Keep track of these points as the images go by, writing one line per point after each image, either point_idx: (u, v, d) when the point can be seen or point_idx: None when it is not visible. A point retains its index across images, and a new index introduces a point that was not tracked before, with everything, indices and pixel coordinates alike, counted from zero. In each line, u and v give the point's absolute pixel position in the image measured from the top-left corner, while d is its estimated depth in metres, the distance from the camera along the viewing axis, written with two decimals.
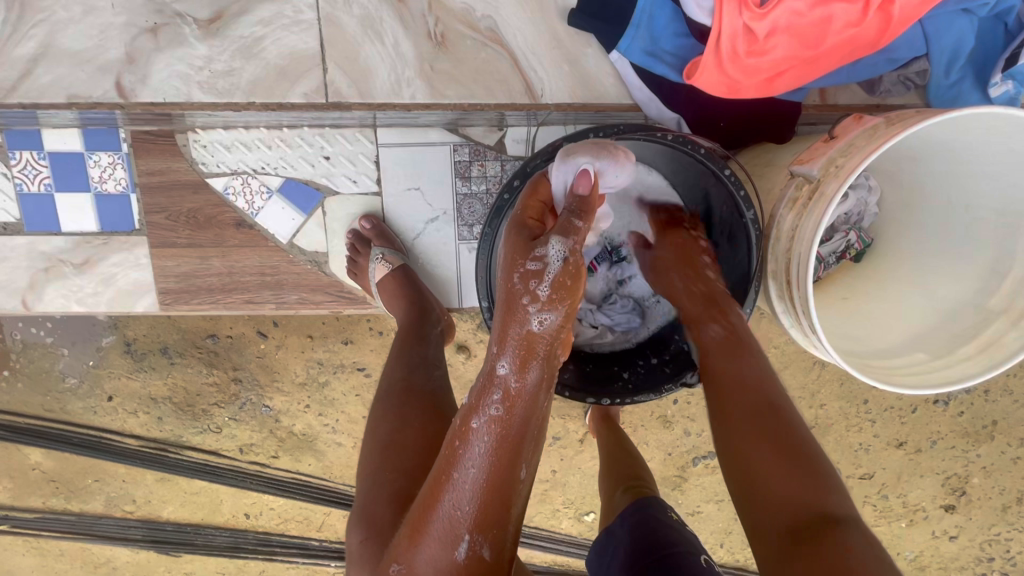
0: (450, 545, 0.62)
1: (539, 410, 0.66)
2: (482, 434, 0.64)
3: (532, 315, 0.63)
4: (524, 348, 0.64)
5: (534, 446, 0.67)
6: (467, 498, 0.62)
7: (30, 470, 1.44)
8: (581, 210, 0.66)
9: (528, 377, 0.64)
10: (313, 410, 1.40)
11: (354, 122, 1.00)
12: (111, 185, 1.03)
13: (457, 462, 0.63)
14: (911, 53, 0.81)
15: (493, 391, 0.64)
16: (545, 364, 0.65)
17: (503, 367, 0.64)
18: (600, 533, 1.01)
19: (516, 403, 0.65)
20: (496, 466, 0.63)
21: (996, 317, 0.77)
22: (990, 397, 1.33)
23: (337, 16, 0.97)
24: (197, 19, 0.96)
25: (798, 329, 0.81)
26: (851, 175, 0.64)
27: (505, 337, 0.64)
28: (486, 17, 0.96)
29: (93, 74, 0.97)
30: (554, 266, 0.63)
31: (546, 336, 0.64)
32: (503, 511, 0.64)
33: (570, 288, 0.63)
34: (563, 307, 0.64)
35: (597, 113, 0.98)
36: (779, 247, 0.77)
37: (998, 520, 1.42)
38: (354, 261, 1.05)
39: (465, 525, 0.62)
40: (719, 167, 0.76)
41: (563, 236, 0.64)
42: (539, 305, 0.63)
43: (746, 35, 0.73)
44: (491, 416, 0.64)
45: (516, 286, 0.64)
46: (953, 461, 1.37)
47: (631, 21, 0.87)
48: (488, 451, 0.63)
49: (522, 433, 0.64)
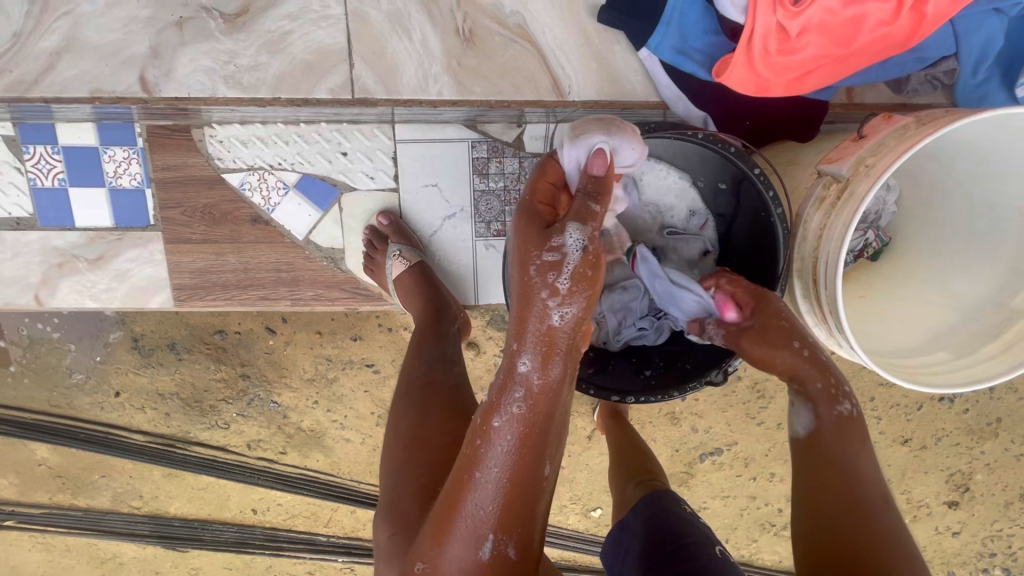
0: (473, 545, 0.62)
1: (563, 405, 0.63)
2: (504, 433, 0.61)
3: (553, 310, 0.59)
4: (545, 343, 0.60)
5: (559, 440, 0.65)
6: (489, 498, 0.61)
7: (37, 465, 1.43)
8: (597, 192, 0.62)
9: (548, 376, 0.61)
10: (321, 406, 1.40)
11: (374, 118, 1.00)
12: (125, 181, 1.02)
13: (478, 462, 0.62)
14: (940, 52, 0.81)
15: (515, 389, 0.61)
16: (570, 359, 0.62)
17: (525, 364, 0.61)
18: (612, 526, 1.01)
19: (540, 401, 0.61)
20: (519, 466, 0.62)
21: (1020, 315, 0.78)
22: (996, 394, 1.34)
23: (364, 11, 0.96)
24: (223, 13, 0.95)
25: (822, 328, 0.80)
26: (882, 176, 0.64)
27: (524, 332, 0.61)
28: (516, 14, 0.96)
29: (116, 69, 0.96)
30: (573, 256, 0.59)
31: (567, 331, 0.60)
32: (528, 509, 0.63)
33: (591, 278, 0.59)
34: (584, 299, 0.60)
35: (622, 111, 0.98)
36: (806, 246, 0.76)
37: (1000, 516, 1.43)
38: (371, 258, 1.04)
39: (489, 525, 0.62)
40: (750, 166, 0.77)
41: (581, 221, 0.60)
42: (559, 299, 0.59)
43: (778, 34, 0.73)
44: (512, 415, 0.61)
45: (532, 280, 0.60)
46: (957, 457, 1.38)
47: (662, 19, 0.86)
48: (511, 451, 0.61)
49: (546, 430, 0.62)
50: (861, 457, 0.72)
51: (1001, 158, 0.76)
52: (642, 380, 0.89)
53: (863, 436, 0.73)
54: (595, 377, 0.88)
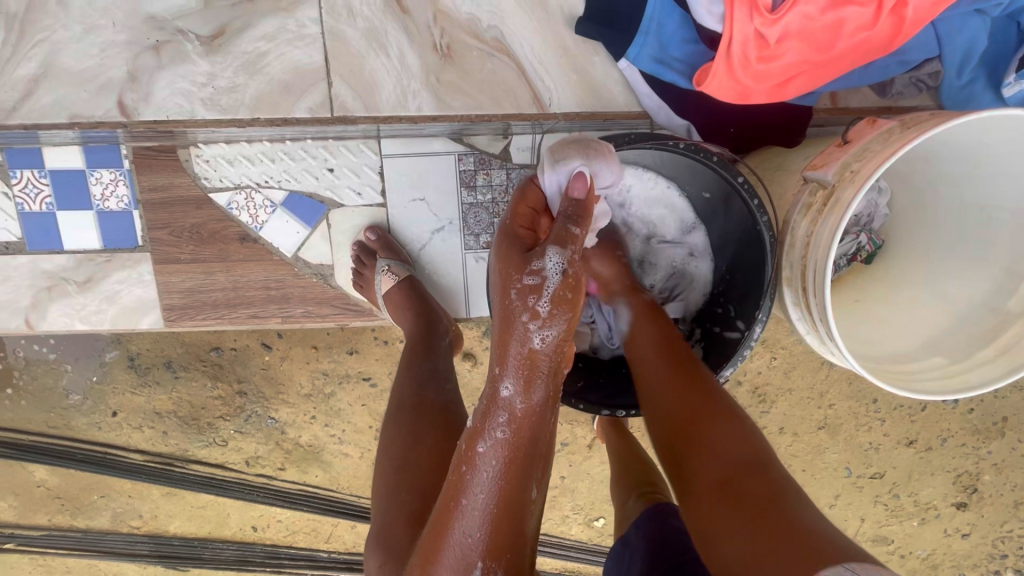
0: (463, 575, 0.59)
1: (547, 427, 0.63)
2: (488, 459, 0.61)
3: (534, 333, 0.60)
4: (526, 367, 0.61)
5: (544, 463, 0.65)
6: (478, 525, 0.59)
7: (35, 487, 1.43)
8: (578, 215, 0.63)
9: (529, 399, 0.61)
10: (319, 421, 1.39)
11: (358, 134, 1.00)
12: (113, 203, 1.02)
13: (464, 489, 0.61)
14: (923, 54, 0.81)
15: (498, 413, 0.61)
16: (549, 382, 0.63)
17: (507, 388, 0.61)
18: (614, 541, 1.00)
19: (523, 424, 0.61)
20: (506, 490, 0.60)
21: (1016, 318, 0.76)
22: (1002, 393, 1.32)
23: (340, 30, 0.96)
24: (199, 35, 0.95)
25: (813, 335, 0.78)
26: (866, 183, 0.63)
27: (505, 356, 0.61)
28: (492, 28, 0.95)
29: (95, 94, 0.97)
30: (553, 280, 0.59)
31: (547, 354, 0.61)
32: (516, 535, 0.61)
33: (571, 301, 0.61)
34: (563, 322, 0.61)
35: (604, 121, 0.97)
36: (794, 253, 0.75)
37: (1010, 516, 1.41)
38: (360, 274, 1.04)
39: (478, 552, 0.59)
40: (733, 175, 0.76)
41: (561, 245, 0.60)
42: (540, 321, 0.60)
43: (757, 41, 0.72)
44: (497, 439, 0.61)
45: (513, 303, 0.61)
46: (964, 458, 1.36)
47: (639, 29, 0.86)
48: (496, 476, 0.60)
49: (529, 454, 0.62)
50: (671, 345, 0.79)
51: (988, 157, 0.75)
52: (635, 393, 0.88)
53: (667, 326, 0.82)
54: (584, 390, 0.88)
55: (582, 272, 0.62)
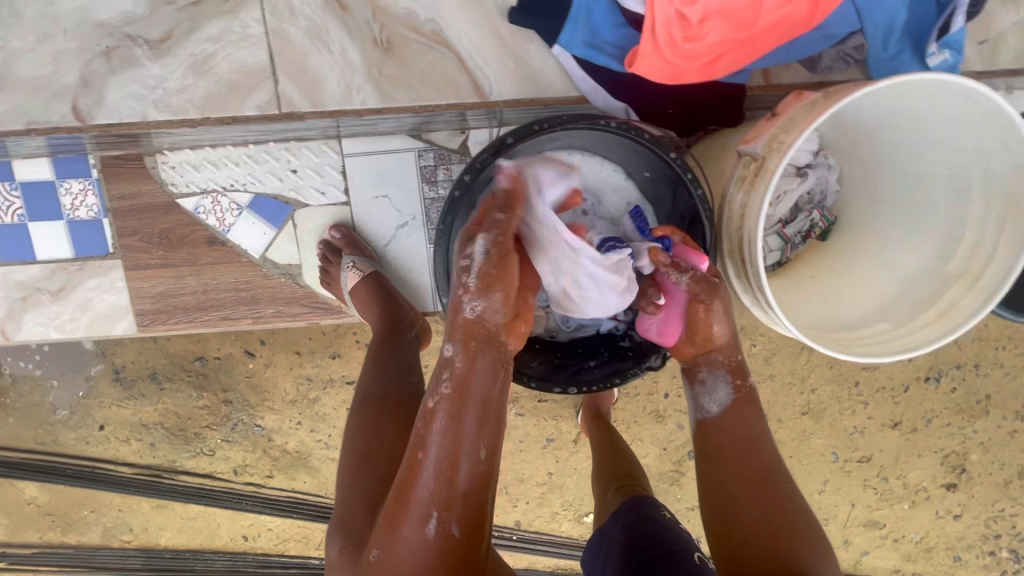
0: (420, 523, 0.62)
1: (490, 386, 0.67)
2: (436, 412, 0.65)
3: (468, 303, 0.67)
4: (466, 333, 0.67)
5: (493, 418, 0.67)
6: (430, 473, 0.63)
7: (25, 505, 1.44)
8: (506, 202, 0.69)
9: (469, 358, 0.66)
10: (305, 427, 1.40)
11: (318, 133, 1.02)
12: (83, 212, 1.04)
13: (418, 443, 0.65)
14: (845, 28, 0.83)
15: (444, 373, 0.67)
16: (492, 347, 0.67)
17: (449, 350, 0.67)
18: (592, 534, 0.99)
19: (464, 381, 0.66)
20: (452, 440, 0.64)
21: (954, 282, 0.78)
22: (982, 370, 1.33)
23: (284, 29, 0.99)
24: (148, 39, 0.98)
25: (758, 307, 0.80)
26: (789, 150, 0.65)
27: (449, 326, 0.68)
28: (429, 21, 0.98)
29: (49, 101, 0.99)
30: (479, 260, 0.66)
31: (484, 321, 0.66)
32: (466, 484, 0.63)
33: (497, 276, 0.66)
34: (495, 293, 0.66)
35: (544, 107, 1.00)
36: (733, 226, 0.77)
37: (1001, 495, 1.40)
38: (327, 271, 1.06)
39: (431, 498, 0.62)
40: (665, 151, 0.78)
41: (488, 231, 0.68)
42: (472, 293, 0.66)
43: (679, 21, 0.76)
44: (442, 395, 0.66)
45: (453, 283, 0.68)
46: (950, 438, 1.36)
47: (570, 16, 0.90)
48: (443, 426, 0.64)
49: (473, 407, 0.65)
50: (756, 428, 0.81)
51: (912, 120, 0.78)
52: (591, 371, 0.89)
53: (758, 413, 0.82)
54: (540, 370, 0.89)
55: (510, 251, 0.68)
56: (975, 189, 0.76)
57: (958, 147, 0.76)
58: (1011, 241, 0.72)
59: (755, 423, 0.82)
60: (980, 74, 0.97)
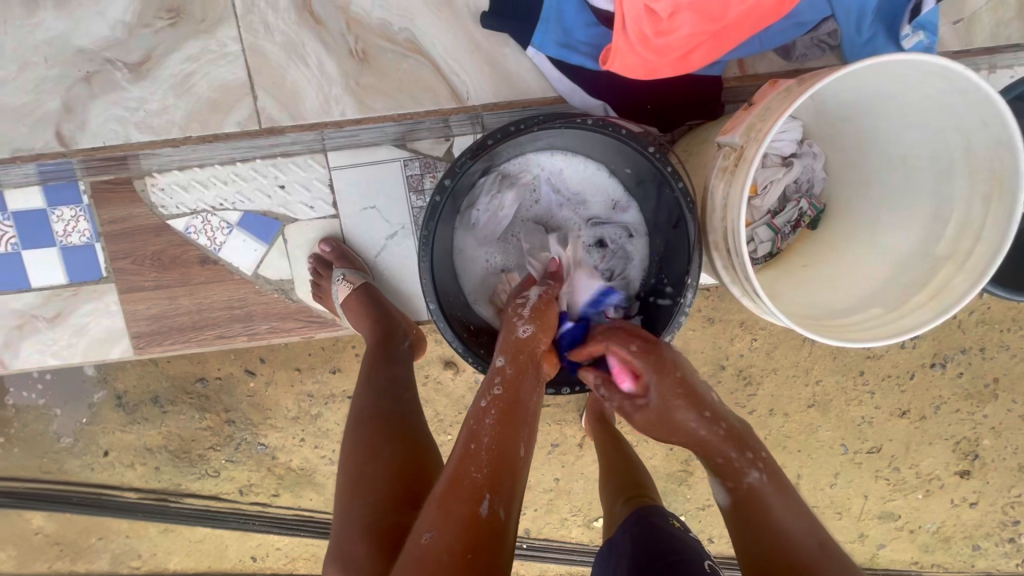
0: (472, 502, 0.63)
1: (531, 397, 0.76)
2: (489, 407, 0.72)
3: (522, 327, 0.82)
4: (516, 350, 0.80)
5: (532, 426, 0.74)
6: (485, 458, 0.67)
7: (33, 535, 1.43)
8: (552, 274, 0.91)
9: (520, 371, 0.77)
10: (308, 443, 1.38)
11: (303, 149, 1.03)
12: (75, 238, 1.05)
13: (475, 433, 0.70)
14: (816, 15, 0.85)
15: (494, 378, 0.76)
16: (536, 370, 0.79)
17: (499, 360, 0.78)
18: (601, 546, 0.94)
19: (513, 386, 0.75)
20: (505, 435, 0.70)
21: (943, 262, 0.77)
22: (988, 353, 1.29)
23: (260, 45, 1.00)
24: (126, 62, 1.00)
25: (745, 295, 0.80)
26: (765, 138, 0.65)
27: (503, 344, 0.81)
28: (404, 30, 0.99)
29: (33, 128, 1.01)
30: (534, 301, 0.85)
31: (531, 345, 0.80)
32: (512, 477, 0.67)
33: (546, 317, 0.83)
34: (544, 328, 0.82)
35: (518, 109, 1.01)
36: (715, 217, 0.77)
37: (1017, 480, 1.36)
38: (318, 285, 1.06)
39: (485, 482, 0.65)
40: (642, 146, 0.79)
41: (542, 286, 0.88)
42: (526, 321, 0.82)
43: (649, 17, 0.75)
44: (493, 394, 0.74)
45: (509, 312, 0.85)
46: (960, 424, 1.33)
47: (540, 17, 0.91)
48: (495, 421, 0.71)
49: (520, 408, 0.73)
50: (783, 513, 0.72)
51: (888, 101, 0.78)
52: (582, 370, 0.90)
53: (786, 498, 0.73)
54: None
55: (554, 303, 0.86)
56: (959, 168, 0.76)
57: (937, 126, 0.75)
58: (997, 216, 0.72)
59: (786, 507, 0.73)
60: (957, 54, 0.97)
